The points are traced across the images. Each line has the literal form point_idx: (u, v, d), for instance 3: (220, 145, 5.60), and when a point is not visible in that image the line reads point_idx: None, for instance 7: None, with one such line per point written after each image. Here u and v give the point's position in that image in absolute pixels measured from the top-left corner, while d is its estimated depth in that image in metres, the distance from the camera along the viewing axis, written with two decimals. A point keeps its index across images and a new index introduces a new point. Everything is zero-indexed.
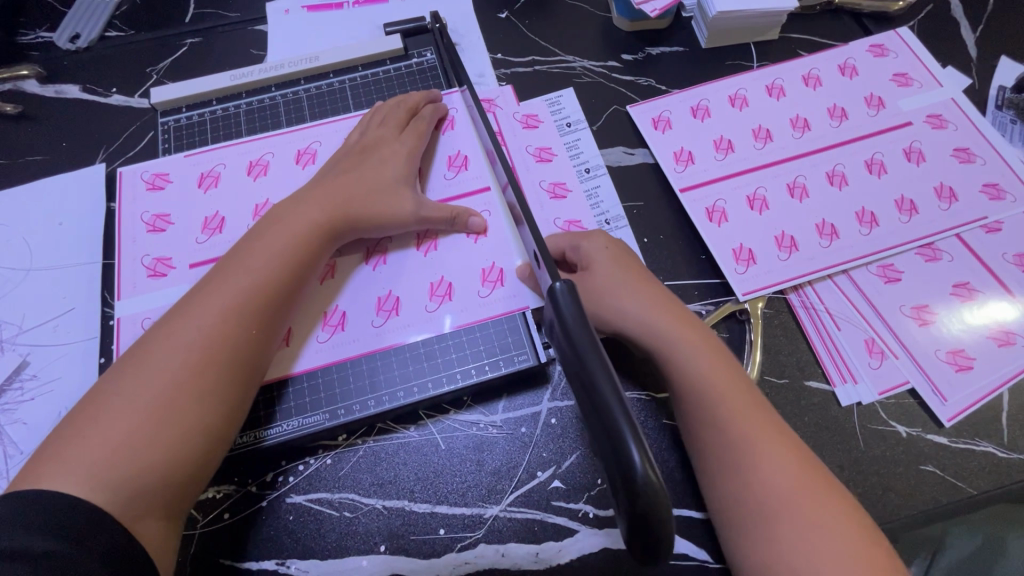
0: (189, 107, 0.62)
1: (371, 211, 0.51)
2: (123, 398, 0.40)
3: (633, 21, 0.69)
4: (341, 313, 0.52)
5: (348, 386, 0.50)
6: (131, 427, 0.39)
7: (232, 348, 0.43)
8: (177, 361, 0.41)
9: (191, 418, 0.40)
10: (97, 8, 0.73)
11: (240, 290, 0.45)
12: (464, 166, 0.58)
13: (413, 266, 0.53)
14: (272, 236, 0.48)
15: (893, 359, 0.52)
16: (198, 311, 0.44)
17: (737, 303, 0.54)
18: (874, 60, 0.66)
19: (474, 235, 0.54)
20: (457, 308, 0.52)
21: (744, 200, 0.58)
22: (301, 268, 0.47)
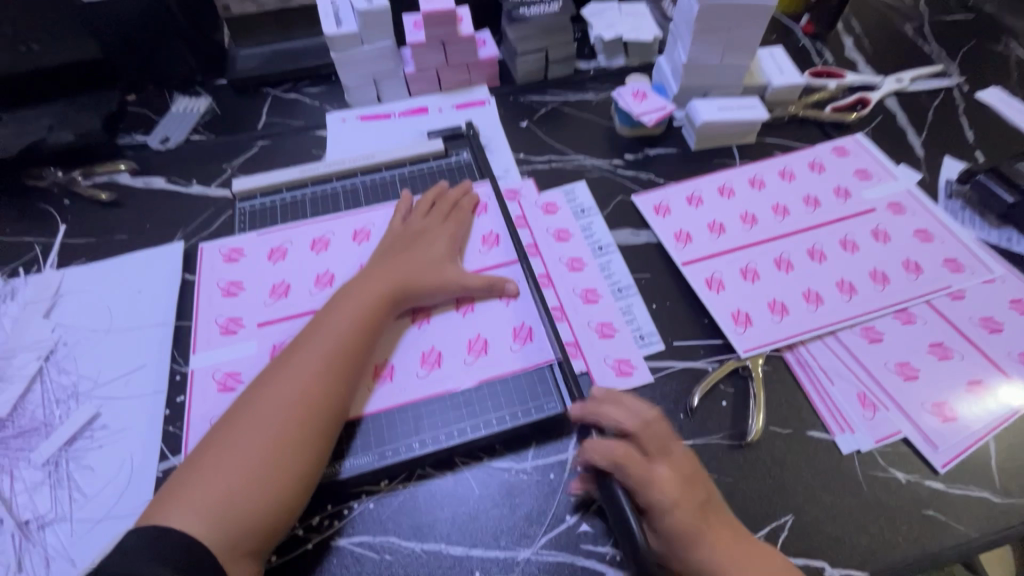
0: (262, 195, 0.73)
1: (425, 285, 0.59)
2: (232, 451, 0.46)
3: (633, 128, 0.83)
4: (390, 365, 0.58)
5: (397, 432, 0.55)
6: (242, 475, 0.45)
7: (319, 406, 0.50)
8: (277, 415, 0.48)
9: (288, 468, 0.46)
10: (185, 117, 0.87)
11: (326, 354, 0.52)
12: (495, 244, 0.67)
13: (454, 327, 0.60)
14: (347, 308, 0.56)
15: (884, 410, 0.57)
16: (292, 373, 0.51)
17: (739, 360, 0.61)
18: (837, 159, 0.79)
19: (506, 298, 0.62)
20: (493, 363, 0.58)
21: (738, 271, 0.67)
22: (371, 335, 0.55)
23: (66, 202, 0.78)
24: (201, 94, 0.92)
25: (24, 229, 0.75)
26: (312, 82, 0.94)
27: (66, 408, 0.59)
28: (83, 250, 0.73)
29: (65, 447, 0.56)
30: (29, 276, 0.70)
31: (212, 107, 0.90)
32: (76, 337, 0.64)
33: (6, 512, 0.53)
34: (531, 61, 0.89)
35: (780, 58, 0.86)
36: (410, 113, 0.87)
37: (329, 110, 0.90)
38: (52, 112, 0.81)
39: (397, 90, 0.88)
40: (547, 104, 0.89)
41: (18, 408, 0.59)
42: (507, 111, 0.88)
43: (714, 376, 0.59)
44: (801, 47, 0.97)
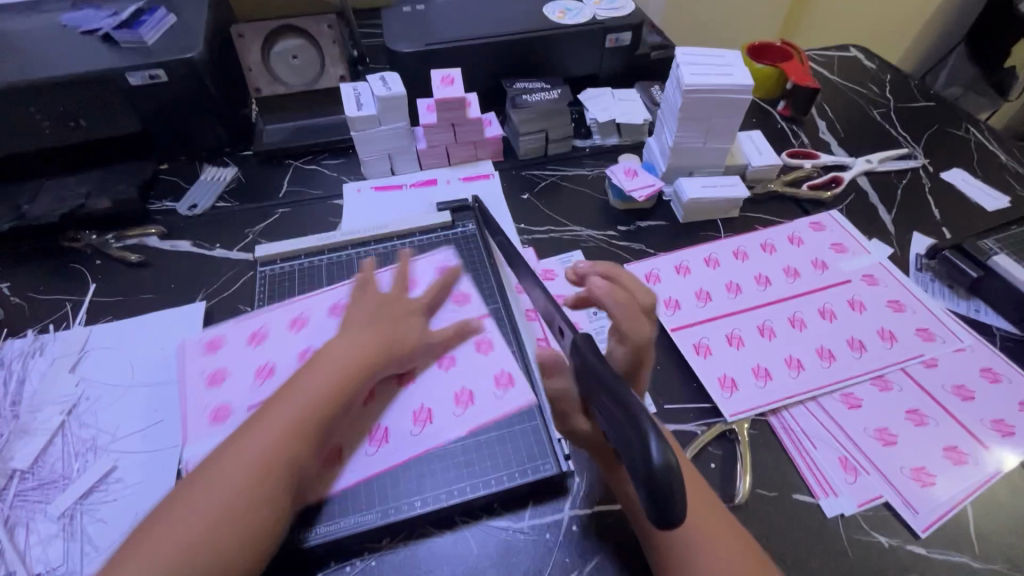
0: (282, 260, 0.79)
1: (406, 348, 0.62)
2: (197, 504, 0.45)
3: (625, 202, 0.90)
4: (384, 429, 0.61)
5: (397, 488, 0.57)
6: (201, 532, 0.44)
7: (292, 458, 0.49)
8: (245, 470, 0.47)
9: (242, 528, 0.45)
10: (212, 185, 0.95)
11: (305, 407, 0.51)
12: (465, 301, 0.72)
13: (443, 382, 0.64)
14: (333, 357, 0.55)
15: (865, 475, 0.60)
16: (268, 425, 0.50)
17: (726, 424, 0.64)
18: (814, 233, 0.86)
19: (479, 346, 0.67)
20: (477, 410, 0.62)
21: (723, 337, 0.72)
22: (352, 383, 0.55)
23: (97, 262, 0.83)
24: (228, 164, 1.00)
25: (56, 287, 0.80)
26: (331, 155, 1.02)
27: (84, 461, 0.62)
28: (111, 308, 0.78)
29: (80, 500, 0.59)
30: (58, 332, 0.74)
31: (238, 176, 0.98)
32: (99, 391, 0.68)
33: (18, 564, 0.54)
34: (532, 140, 0.98)
35: (758, 141, 0.94)
36: (420, 185, 0.95)
37: (346, 180, 0.98)
38: (93, 180, 0.89)
39: (409, 164, 0.97)
40: (546, 178, 0.97)
41: (39, 460, 0.62)
42: (510, 184, 0.96)
43: (702, 439, 0.62)
44: (779, 130, 1.07)
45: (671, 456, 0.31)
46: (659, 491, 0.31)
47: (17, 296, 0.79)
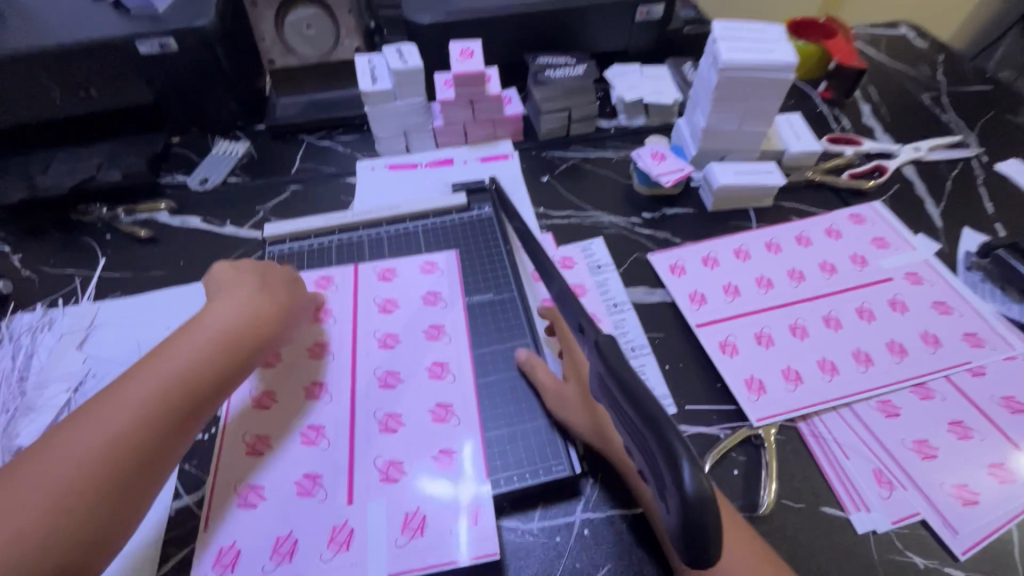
0: (291, 240, 0.77)
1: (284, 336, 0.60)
2: (44, 472, 0.44)
3: (650, 188, 0.85)
4: (311, 478, 0.55)
5: (320, 518, 0.53)
6: (49, 496, 0.43)
7: (140, 461, 0.48)
8: (91, 437, 0.46)
9: (104, 490, 0.45)
10: (223, 160, 0.92)
11: (165, 377, 0.51)
12: (388, 279, 0.71)
13: (366, 397, 0.61)
14: (201, 330, 0.56)
15: (901, 489, 0.56)
16: (122, 394, 0.49)
17: (752, 428, 0.60)
18: (854, 226, 0.80)
19: (427, 299, 0.69)
20: (403, 403, 0.60)
21: (752, 335, 0.67)
22: (204, 390, 0.52)
23: (107, 237, 0.82)
24: (240, 138, 0.98)
25: (66, 261, 0.79)
26: (345, 131, 0.99)
27: None
28: (120, 284, 0.76)
29: None
30: (67, 307, 0.73)
31: (249, 151, 0.95)
32: (105, 369, 0.66)
33: None
34: (554, 119, 0.93)
35: (797, 125, 0.88)
36: (436, 164, 0.91)
37: (360, 157, 0.94)
38: (103, 152, 0.87)
39: (425, 142, 0.93)
40: (568, 159, 0.93)
41: None
42: (529, 166, 0.91)
43: (726, 444, 0.58)
44: (819, 113, 1.00)
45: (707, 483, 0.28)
46: (695, 522, 0.28)
47: (27, 269, 0.78)
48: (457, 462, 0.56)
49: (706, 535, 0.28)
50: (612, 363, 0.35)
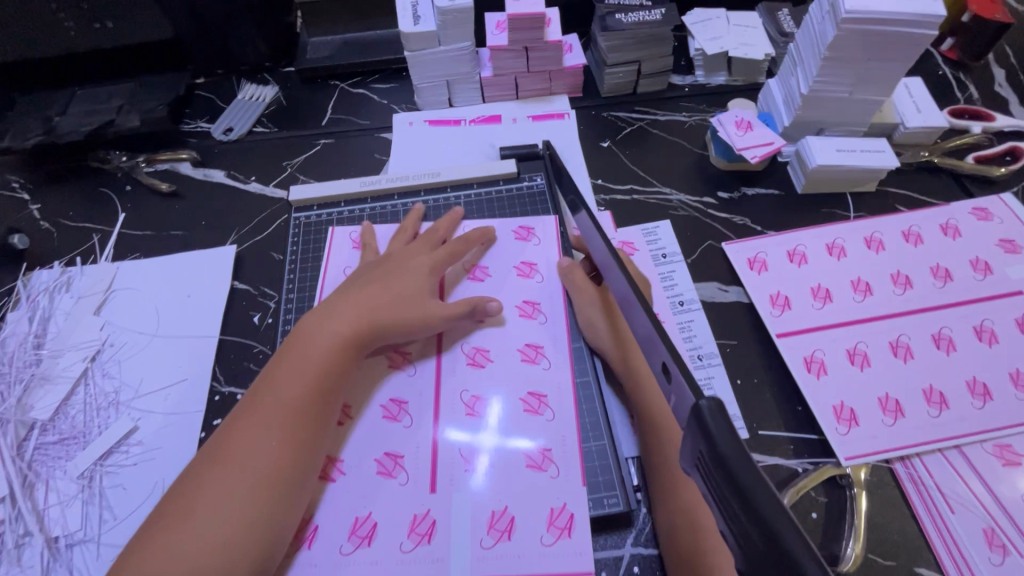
0: (320, 207, 0.69)
1: (401, 321, 0.53)
2: (185, 515, 0.42)
3: (729, 162, 0.73)
4: (393, 458, 0.50)
5: (403, 501, 0.48)
6: (196, 543, 0.41)
7: (276, 492, 0.44)
8: (233, 474, 0.43)
9: (253, 529, 0.42)
10: (249, 107, 0.84)
11: (289, 401, 0.47)
12: (529, 237, 0.63)
13: (453, 374, 0.54)
14: (314, 343, 0.50)
15: (1018, 555, 0.47)
16: (252, 424, 0.46)
17: (838, 466, 0.52)
18: (977, 223, 0.66)
19: (519, 270, 0.61)
20: (493, 385, 0.54)
21: (844, 352, 0.57)
22: (318, 408, 0.48)
23: (127, 189, 0.76)
24: (268, 81, 0.88)
25: (85, 215, 0.73)
26: (381, 78, 0.88)
27: (106, 416, 0.57)
28: (139, 244, 0.71)
29: (100, 461, 0.54)
30: (84, 266, 0.68)
31: (277, 98, 0.86)
32: (123, 340, 0.62)
33: (37, 525, 0.51)
34: (620, 74, 0.80)
35: (918, 93, 0.73)
36: (482, 121, 0.80)
37: (397, 110, 0.84)
38: (124, 94, 0.79)
39: (470, 95, 0.81)
40: (632, 123, 0.80)
41: (60, 412, 0.57)
42: (587, 129, 0.80)
43: (806, 483, 0.50)
44: (939, 77, 0.83)
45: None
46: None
47: (46, 221, 0.73)
48: (552, 466, 0.49)
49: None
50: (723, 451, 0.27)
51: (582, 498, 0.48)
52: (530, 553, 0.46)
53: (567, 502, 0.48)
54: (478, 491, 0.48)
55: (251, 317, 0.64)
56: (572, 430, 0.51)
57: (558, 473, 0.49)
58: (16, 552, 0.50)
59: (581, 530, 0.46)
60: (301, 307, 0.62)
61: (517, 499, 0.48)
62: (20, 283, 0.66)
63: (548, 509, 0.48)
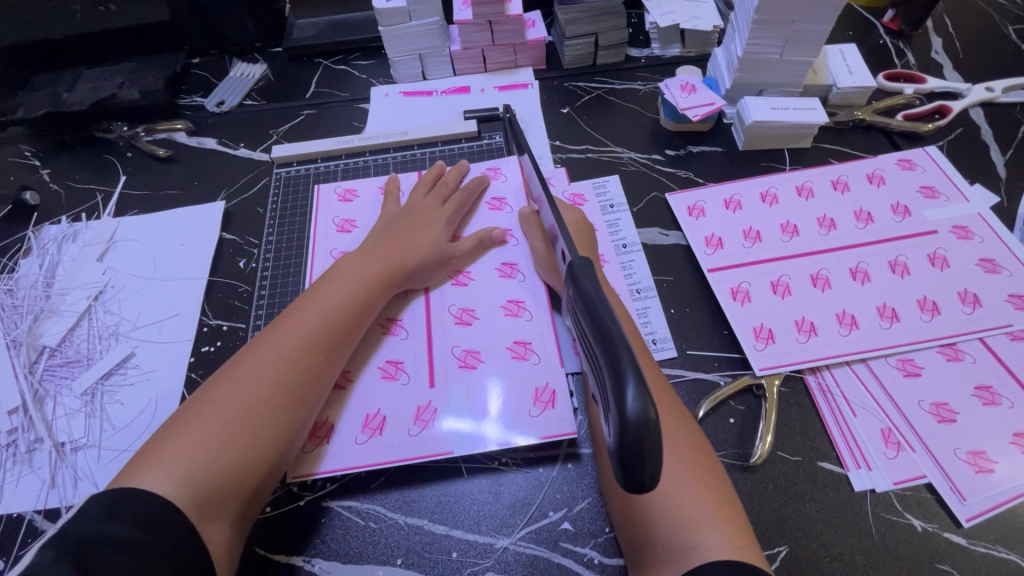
0: (299, 163, 0.78)
1: (415, 258, 0.63)
2: (209, 411, 0.49)
3: (677, 123, 0.79)
4: (396, 364, 0.59)
5: (408, 397, 0.57)
6: (217, 433, 0.47)
7: (290, 401, 0.51)
8: (255, 383, 0.51)
9: (266, 430, 0.49)
10: (240, 83, 0.91)
11: (312, 328, 0.55)
12: (497, 176, 0.74)
13: (442, 294, 0.64)
14: (340, 285, 0.59)
15: (910, 451, 0.53)
16: (276, 344, 0.54)
17: (754, 378, 0.58)
18: (902, 172, 0.72)
19: (490, 204, 0.72)
20: (477, 298, 0.64)
21: (768, 284, 0.63)
22: (334, 338, 0.55)
23: (128, 155, 0.83)
24: (258, 60, 0.95)
25: (90, 177, 0.81)
26: (361, 55, 0.95)
27: (107, 345, 0.64)
28: (138, 202, 0.78)
29: (101, 381, 0.61)
30: (89, 221, 0.75)
31: (266, 74, 0.93)
32: (123, 282, 0.69)
33: (46, 432, 0.58)
34: (579, 46, 0.87)
35: (851, 57, 0.79)
36: (452, 92, 0.87)
37: (375, 83, 0.91)
38: (126, 71, 0.87)
39: (442, 67, 0.88)
40: (592, 91, 0.87)
41: (66, 340, 0.64)
42: (549, 97, 0.86)
43: (724, 391, 0.56)
44: (880, 47, 0.89)
45: (649, 411, 0.30)
46: (633, 446, 0.30)
47: (55, 183, 0.81)
48: (534, 353, 0.59)
49: (644, 460, 0.30)
50: (581, 286, 0.38)
51: (562, 376, 0.58)
52: (524, 422, 0.55)
53: (549, 382, 0.57)
54: (474, 380, 0.58)
55: (237, 262, 0.71)
56: (548, 325, 0.61)
57: (540, 359, 0.59)
58: (29, 454, 0.57)
59: (563, 402, 0.56)
60: (280, 250, 0.70)
61: (508, 388, 0.57)
62: (31, 235, 0.74)
63: (533, 389, 0.57)
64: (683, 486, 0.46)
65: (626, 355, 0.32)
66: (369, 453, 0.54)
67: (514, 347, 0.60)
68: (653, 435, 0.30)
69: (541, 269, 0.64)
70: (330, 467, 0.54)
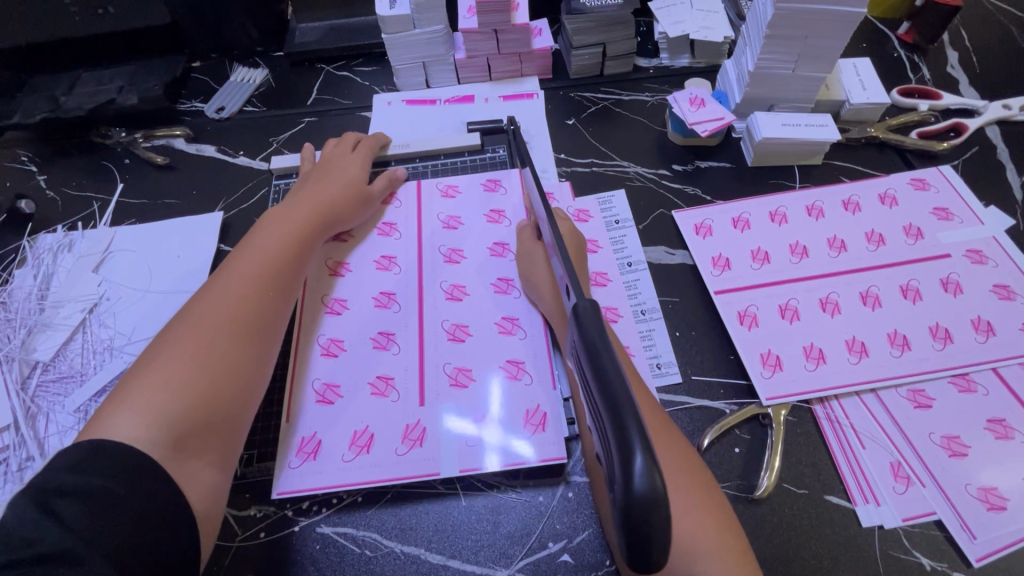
0: (296, 175, 0.77)
1: (345, 207, 0.67)
2: (168, 355, 0.49)
3: (685, 137, 0.78)
4: (385, 380, 0.58)
5: (396, 415, 0.56)
6: (184, 370, 0.48)
7: (252, 334, 0.53)
8: (212, 321, 0.52)
9: (236, 360, 0.51)
10: (240, 88, 0.90)
11: (259, 268, 0.57)
12: (495, 188, 0.73)
13: (434, 309, 0.63)
14: (278, 230, 0.62)
15: (920, 486, 0.52)
16: (225, 287, 0.55)
17: (761, 407, 0.56)
18: (914, 193, 0.70)
19: (490, 217, 0.70)
20: (469, 314, 0.62)
21: (776, 308, 0.62)
22: (283, 274, 0.58)
23: (125, 162, 0.82)
24: (259, 65, 0.94)
25: (87, 184, 0.80)
26: (365, 62, 0.93)
27: (101, 359, 0.63)
28: (135, 212, 0.77)
29: (95, 398, 0.60)
30: (85, 230, 0.74)
31: (267, 80, 0.91)
32: (118, 294, 0.68)
33: (37, 450, 0.57)
34: (586, 55, 0.85)
35: (865, 72, 0.77)
36: (455, 101, 0.85)
37: (377, 90, 0.89)
38: (124, 76, 0.86)
39: (446, 76, 0.87)
40: (598, 102, 0.85)
41: (60, 354, 0.64)
42: (555, 108, 0.85)
43: (729, 420, 0.55)
44: (894, 60, 0.87)
45: (657, 486, 0.29)
46: (638, 520, 0.29)
47: (51, 190, 0.79)
48: (526, 374, 0.58)
49: (650, 535, 0.30)
50: (585, 331, 0.37)
51: (555, 398, 0.57)
52: (516, 443, 0.54)
53: (541, 403, 0.56)
54: (465, 399, 0.57)
55: None
56: (541, 343, 0.60)
57: (532, 379, 0.58)
58: (20, 473, 0.56)
59: (554, 425, 0.55)
60: None
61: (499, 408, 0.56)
62: (26, 244, 0.73)
63: (525, 410, 0.56)
64: (683, 518, 0.44)
65: (636, 424, 0.31)
66: (355, 474, 0.53)
67: (508, 365, 0.59)
68: (660, 510, 0.29)
69: (528, 289, 0.62)
70: (314, 486, 0.53)
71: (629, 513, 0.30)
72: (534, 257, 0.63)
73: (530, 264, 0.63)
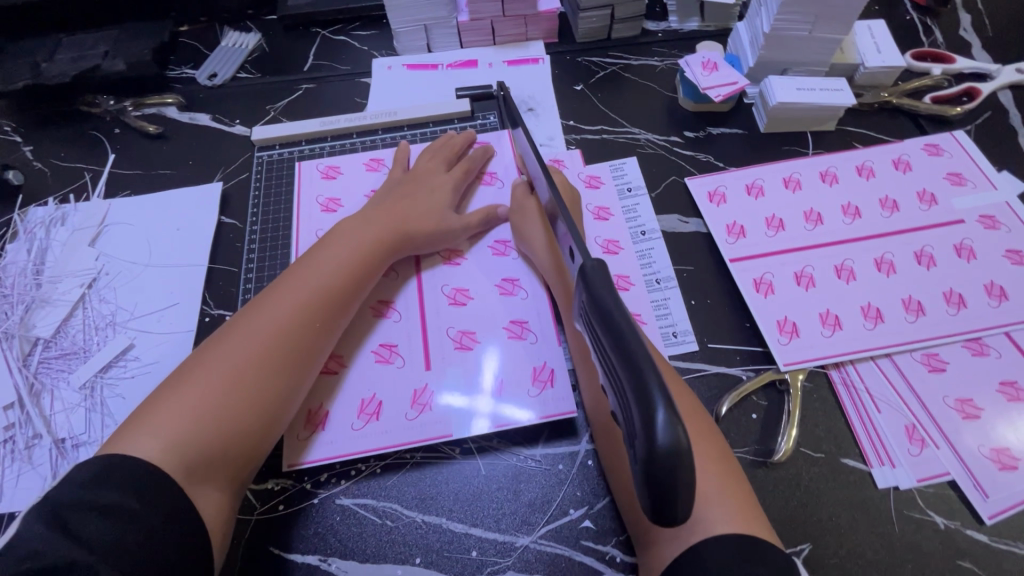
0: (281, 146, 0.75)
1: (422, 229, 0.61)
2: (197, 377, 0.47)
3: (697, 103, 0.76)
4: (389, 347, 0.58)
5: (402, 381, 0.56)
6: (206, 399, 0.45)
7: (285, 367, 0.50)
8: (245, 347, 0.49)
9: (261, 396, 0.48)
10: (232, 53, 0.86)
11: (308, 293, 0.53)
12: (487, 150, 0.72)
13: (434, 274, 0.62)
14: (341, 246, 0.57)
15: (934, 448, 0.52)
16: (269, 309, 0.52)
17: (778, 372, 0.57)
18: (928, 158, 0.70)
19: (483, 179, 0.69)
20: (468, 278, 0.62)
21: (791, 275, 0.61)
22: (334, 304, 0.54)
23: (116, 131, 0.78)
24: (251, 29, 0.89)
25: (76, 155, 0.76)
26: (362, 25, 0.90)
27: (104, 335, 0.61)
28: (129, 183, 0.74)
29: (101, 373, 0.59)
30: (78, 203, 0.71)
31: (261, 45, 0.87)
32: (117, 268, 0.66)
33: (45, 428, 0.56)
34: (594, 18, 0.82)
35: (880, 34, 0.76)
36: (458, 66, 0.83)
37: (377, 56, 0.86)
38: (109, 39, 0.81)
39: (449, 40, 0.83)
40: (606, 67, 0.83)
41: (61, 331, 0.62)
42: (562, 73, 0.82)
43: (746, 386, 0.55)
44: (907, 23, 0.85)
45: (679, 437, 0.29)
46: (664, 473, 0.29)
47: (39, 161, 0.76)
48: (529, 333, 0.58)
49: (676, 487, 0.29)
50: (595, 290, 0.36)
51: (560, 354, 0.57)
52: (520, 401, 0.55)
53: (547, 361, 0.56)
54: (468, 361, 0.57)
55: (237, 247, 0.67)
56: (546, 306, 0.59)
57: (537, 338, 0.58)
58: (28, 451, 0.55)
59: (561, 380, 0.55)
60: (266, 234, 0.67)
61: (506, 370, 0.56)
62: (17, 217, 0.70)
63: (532, 368, 0.56)
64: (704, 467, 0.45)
65: (651, 373, 0.30)
66: (366, 440, 0.53)
67: (511, 326, 0.58)
68: (684, 460, 0.29)
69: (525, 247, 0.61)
70: (329, 455, 0.53)
71: (651, 464, 0.29)
72: (527, 215, 0.61)
73: (525, 221, 0.61)
